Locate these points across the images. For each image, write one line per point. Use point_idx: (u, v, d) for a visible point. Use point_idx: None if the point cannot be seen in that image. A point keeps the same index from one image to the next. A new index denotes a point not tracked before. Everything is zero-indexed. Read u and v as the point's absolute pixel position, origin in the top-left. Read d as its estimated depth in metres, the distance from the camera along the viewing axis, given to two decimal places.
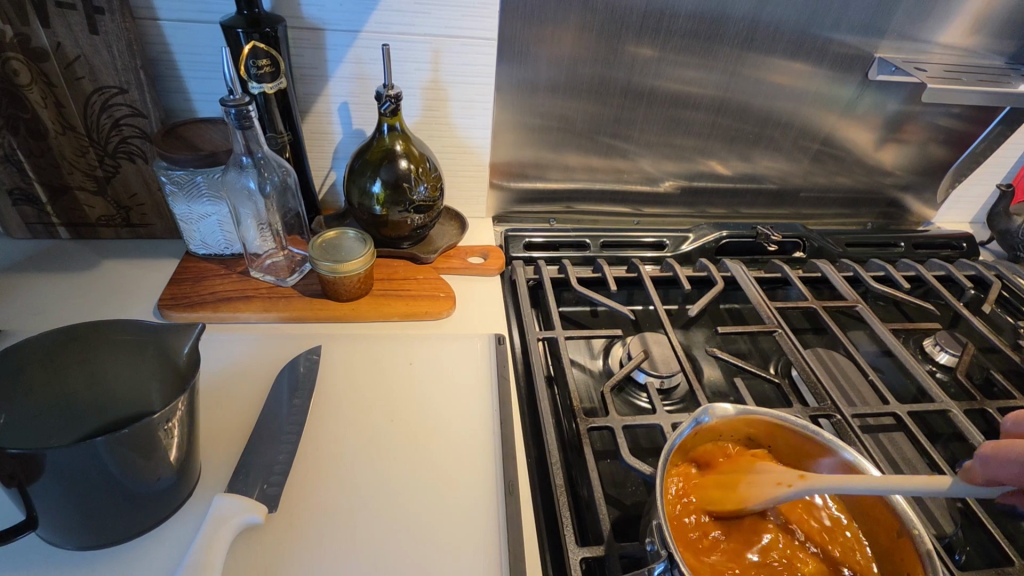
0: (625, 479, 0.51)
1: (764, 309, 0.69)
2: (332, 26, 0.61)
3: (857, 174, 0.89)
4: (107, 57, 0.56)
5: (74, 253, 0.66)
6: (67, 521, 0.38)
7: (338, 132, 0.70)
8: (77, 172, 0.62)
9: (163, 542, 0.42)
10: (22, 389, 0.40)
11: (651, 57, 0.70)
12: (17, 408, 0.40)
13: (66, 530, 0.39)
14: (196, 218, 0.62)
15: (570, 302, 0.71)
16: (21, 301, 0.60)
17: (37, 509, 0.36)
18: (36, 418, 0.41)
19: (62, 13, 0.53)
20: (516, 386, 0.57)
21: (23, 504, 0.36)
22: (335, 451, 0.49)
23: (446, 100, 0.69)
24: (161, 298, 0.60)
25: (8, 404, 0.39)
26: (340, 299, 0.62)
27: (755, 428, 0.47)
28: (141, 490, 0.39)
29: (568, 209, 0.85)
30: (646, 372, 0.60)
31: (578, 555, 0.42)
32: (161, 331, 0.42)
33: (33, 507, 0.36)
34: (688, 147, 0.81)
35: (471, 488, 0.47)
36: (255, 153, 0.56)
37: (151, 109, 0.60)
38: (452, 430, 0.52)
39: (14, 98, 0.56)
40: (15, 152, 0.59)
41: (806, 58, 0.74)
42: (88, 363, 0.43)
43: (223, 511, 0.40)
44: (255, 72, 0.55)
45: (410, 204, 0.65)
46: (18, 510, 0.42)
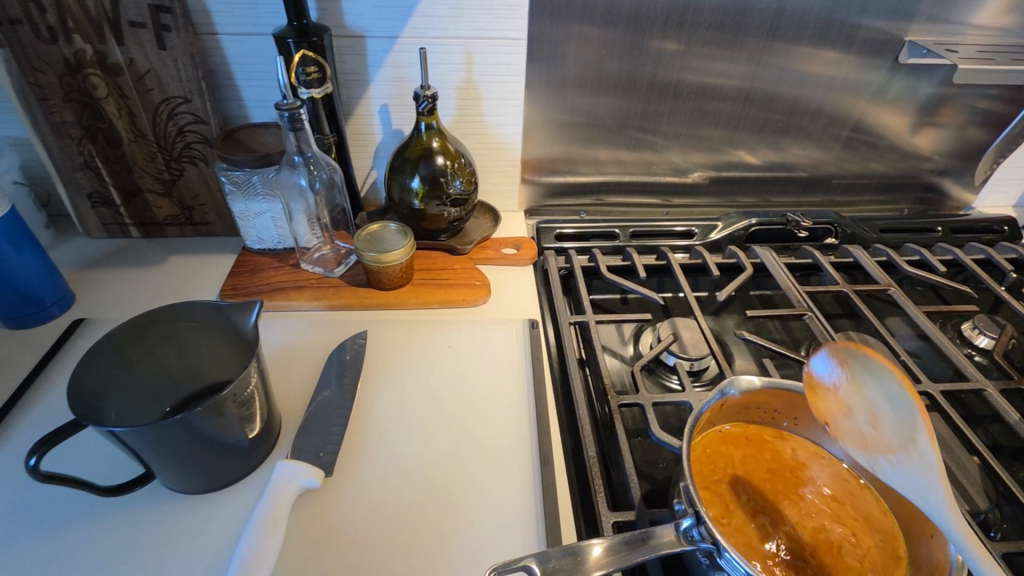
0: (656, 456, 0.54)
1: (793, 292, 0.70)
2: (372, 33, 0.65)
3: (890, 159, 0.88)
4: (174, 71, 0.62)
5: (144, 250, 0.73)
6: (162, 469, 0.43)
7: (379, 132, 0.74)
8: (147, 176, 0.69)
9: (232, 501, 0.46)
10: (122, 370, 0.45)
11: (676, 51, 0.72)
12: (121, 381, 0.45)
13: (160, 476, 0.44)
14: (252, 215, 0.67)
15: (600, 290, 0.73)
16: (102, 293, 0.66)
17: (137, 456, 0.41)
18: (139, 393, 0.47)
19: (134, 32, 0.59)
20: (549, 367, 0.59)
21: (127, 454, 0.41)
22: (382, 424, 0.53)
23: (478, 99, 0.73)
24: (223, 288, 0.65)
25: (113, 387, 0.44)
26: (384, 288, 0.66)
27: (779, 401, 0.47)
28: (217, 446, 0.44)
29: (598, 202, 0.87)
30: (676, 354, 0.63)
31: (610, 520, 0.44)
32: (225, 308, 0.47)
33: (133, 453, 0.41)
34: (716, 138, 0.82)
35: (509, 457, 0.51)
36: (305, 152, 0.61)
37: (212, 116, 0.66)
38: (492, 409, 0.55)
39: (94, 110, 0.63)
40: (93, 159, 0.66)
41: (833, 45, 0.74)
42: (172, 339, 0.48)
43: (287, 474, 0.45)
44: (304, 78, 0.60)
45: (446, 198, 0.69)
46: (102, 457, 0.47)
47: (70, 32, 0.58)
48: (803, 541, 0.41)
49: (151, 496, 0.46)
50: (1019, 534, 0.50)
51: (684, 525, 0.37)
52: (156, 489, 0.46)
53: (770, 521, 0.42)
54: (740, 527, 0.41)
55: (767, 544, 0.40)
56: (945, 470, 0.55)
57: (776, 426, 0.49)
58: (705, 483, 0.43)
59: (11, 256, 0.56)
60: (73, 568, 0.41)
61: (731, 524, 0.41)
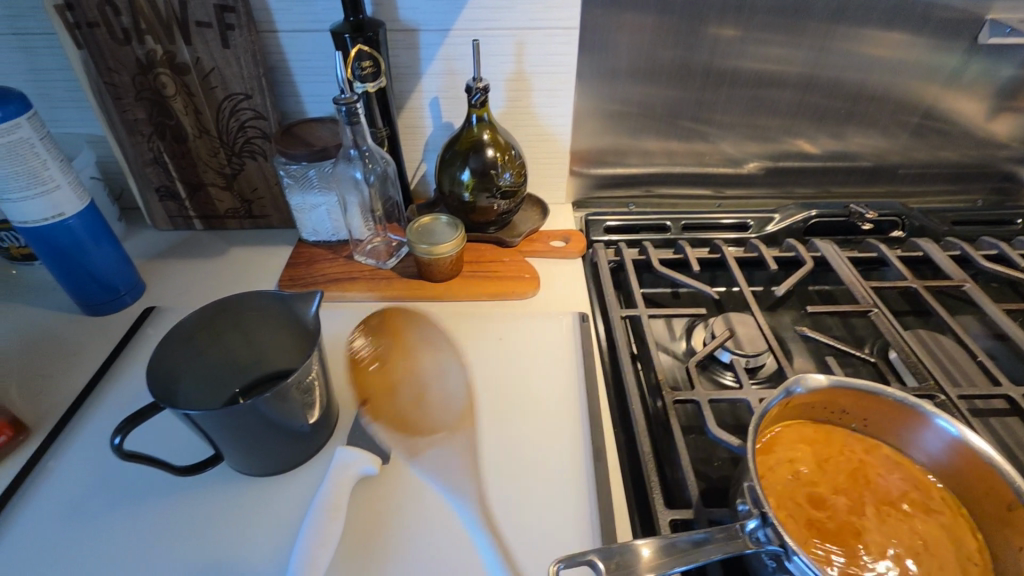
0: (711, 453, 0.52)
1: (857, 287, 0.67)
2: (424, 26, 0.66)
3: (964, 148, 0.83)
4: (236, 68, 0.64)
5: (206, 242, 0.76)
6: (230, 451, 0.45)
7: (429, 125, 0.74)
8: (210, 170, 0.72)
9: (294, 485, 0.48)
10: (193, 356, 0.47)
11: (733, 37, 0.70)
12: (193, 366, 0.47)
13: (228, 458, 0.46)
14: (308, 208, 0.69)
15: (650, 284, 0.72)
16: (169, 283, 0.69)
17: (209, 438, 0.43)
18: (208, 379, 0.49)
19: (200, 31, 0.62)
20: (600, 361, 0.59)
21: (200, 436, 0.43)
22: (435, 415, 0.53)
23: (529, 90, 0.72)
24: (282, 279, 0.68)
25: (185, 373, 0.46)
26: (435, 280, 0.67)
27: (850, 400, 0.44)
28: (281, 430, 0.45)
29: (647, 193, 0.86)
30: (731, 350, 0.61)
31: (667, 517, 0.43)
32: (288, 298, 0.48)
33: (205, 435, 0.43)
34: (774, 127, 0.79)
35: (563, 450, 0.50)
36: (361, 146, 0.62)
37: (271, 111, 0.68)
38: (543, 405, 0.54)
39: (163, 108, 0.66)
40: (162, 154, 0.70)
41: (904, 27, 0.70)
42: (238, 328, 0.50)
43: (345, 461, 0.46)
44: (359, 73, 0.61)
45: (496, 190, 0.69)
46: (173, 438, 0.49)
47: (142, 33, 0.61)
48: (875, 549, 0.38)
49: (219, 478, 0.48)
50: None
51: (750, 526, 0.36)
52: (223, 470, 0.48)
53: (839, 525, 0.39)
54: (812, 531, 0.39)
55: (842, 550, 0.38)
56: None
57: (845, 427, 0.46)
58: (773, 487, 0.41)
59: (90, 247, 0.59)
60: (151, 542, 0.44)
61: (801, 529, 0.39)
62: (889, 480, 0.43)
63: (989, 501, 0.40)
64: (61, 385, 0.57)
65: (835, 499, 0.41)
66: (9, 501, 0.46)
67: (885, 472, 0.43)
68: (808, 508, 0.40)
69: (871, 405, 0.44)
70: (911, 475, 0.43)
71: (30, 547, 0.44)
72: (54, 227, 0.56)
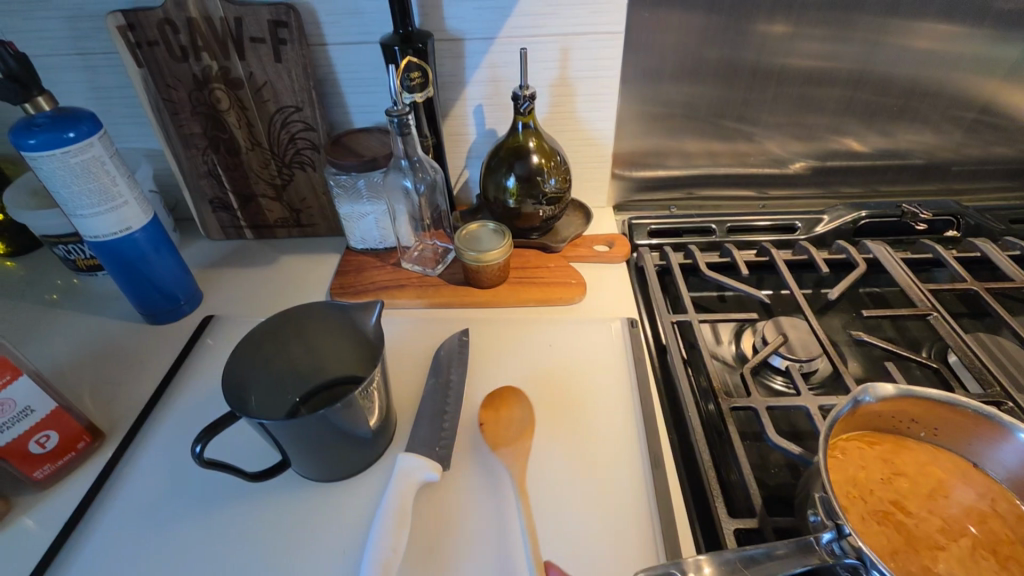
0: (768, 460, 0.52)
1: (913, 290, 0.66)
2: (470, 35, 0.66)
3: (1022, 143, 0.80)
4: (288, 81, 0.66)
5: (257, 251, 0.78)
6: (298, 458, 0.46)
7: (473, 132, 0.75)
8: (261, 181, 0.74)
9: (357, 491, 0.49)
10: (260, 366, 0.49)
11: (782, 34, 0.69)
12: (260, 374, 0.49)
13: (296, 464, 0.47)
14: (356, 217, 0.70)
15: (697, 288, 0.71)
16: (224, 292, 0.71)
17: (280, 446, 0.44)
18: (273, 389, 0.50)
19: (254, 47, 0.63)
20: (652, 367, 0.59)
21: (272, 444, 0.44)
22: (491, 422, 0.54)
23: (572, 95, 0.72)
24: (333, 287, 0.69)
25: (253, 384, 0.48)
26: (483, 286, 0.68)
27: (918, 410, 0.44)
28: (347, 438, 0.46)
29: (689, 196, 0.85)
30: (784, 356, 0.60)
31: (731, 527, 0.43)
32: (349, 308, 0.50)
33: (276, 443, 0.44)
34: (820, 125, 0.77)
35: (621, 456, 0.51)
36: (412, 157, 0.63)
37: (320, 123, 0.69)
38: (599, 411, 0.55)
39: (217, 122, 0.68)
40: (216, 167, 0.72)
41: (960, 19, 0.68)
42: (301, 338, 0.51)
43: (407, 468, 0.47)
44: (408, 84, 0.62)
45: (541, 196, 0.69)
46: (241, 446, 0.51)
47: (199, 51, 0.63)
48: (956, 563, 0.38)
49: (286, 484, 0.49)
50: None
51: (824, 538, 0.36)
52: (288, 476, 0.50)
53: (916, 538, 0.39)
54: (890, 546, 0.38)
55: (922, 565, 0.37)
56: None
57: (912, 436, 0.45)
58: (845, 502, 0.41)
59: (154, 257, 0.61)
60: (226, 545, 0.45)
61: (878, 543, 0.39)
62: (962, 491, 0.42)
63: None
64: (131, 391, 0.59)
65: (909, 513, 0.40)
66: (89, 505, 0.48)
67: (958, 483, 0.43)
68: (883, 522, 0.40)
69: (941, 415, 0.43)
70: (985, 485, 0.42)
71: (112, 550, 0.46)
72: (122, 240, 0.58)
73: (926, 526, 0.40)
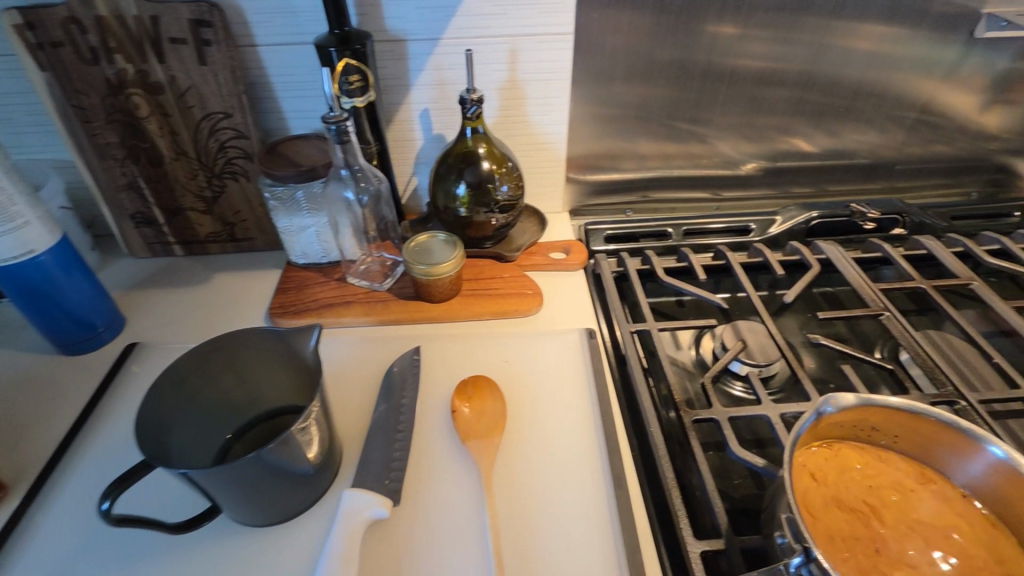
0: (733, 471, 0.51)
1: (866, 290, 0.66)
2: (413, 35, 0.63)
3: (959, 141, 0.82)
4: (214, 86, 0.61)
5: (188, 269, 0.72)
6: (230, 504, 0.42)
7: (420, 138, 0.71)
8: (189, 194, 0.68)
9: (298, 534, 0.45)
10: (186, 403, 0.44)
11: (732, 35, 0.68)
12: (185, 412, 0.44)
13: (227, 510, 0.43)
14: (296, 230, 0.66)
15: (655, 293, 0.70)
16: (151, 315, 0.65)
17: (207, 493, 0.40)
18: (200, 427, 0.45)
19: (175, 48, 0.58)
20: (613, 380, 0.57)
21: (199, 492, 0.40)
22: (447, 448, 0.51)
23: (523, 98, 0.70)
24: (272, 307, 0.64)
25: (177, 424, 0.43)
26: (434, 300, 0.64)
27: (882, 419, 0.43)
28: (284, 477, 0.42)
29: (644, 199, 0.84)
30: (743, 361, 0.59)
31: (697, 549, 0.41)
32: (286, 335, 0.45)
33: (202, 490, 0.40)
34: (771, 126, 0.78)
35: (581, 472, 0.49)
36: (353, 166, 0.59)
37: (253, 130, 0.64)
38: (558, 427, 0.52)
39: (136, 130, 0.62)
40: (137, 179, 0.66)
41: (902, 21, 0.69)
42: (232, 368, 0.46)
43: (354, 506, 0.43)
44: (346, 88, 0.58)
45: (494, 204, 0.67)
46: (168, 488, 0.46)
47: (112, 52, 0.58)
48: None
49: (218, 530, 0.45)
50: None
51: (793, 563, 0.34)
52: (221, 522, 0.45)
53: (880, 555, 0.38)
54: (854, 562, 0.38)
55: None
56: None
57: (874, 445, 0.45)
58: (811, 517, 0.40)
59: (64, 281, 0.55)
60: None
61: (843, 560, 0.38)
62: (923, 499, 0.42)
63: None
64: (40, 433, 0.53)
65: (873, 524, 0.40)
66: None
67: (919, 491, 0.42)
68: (847, 538, 0.39)
69: (905, 425, 0.43)
70: (947, 492, 0.42)
71: None
72: (24, 265, 0.52)
73: (891, 538, 0.39)
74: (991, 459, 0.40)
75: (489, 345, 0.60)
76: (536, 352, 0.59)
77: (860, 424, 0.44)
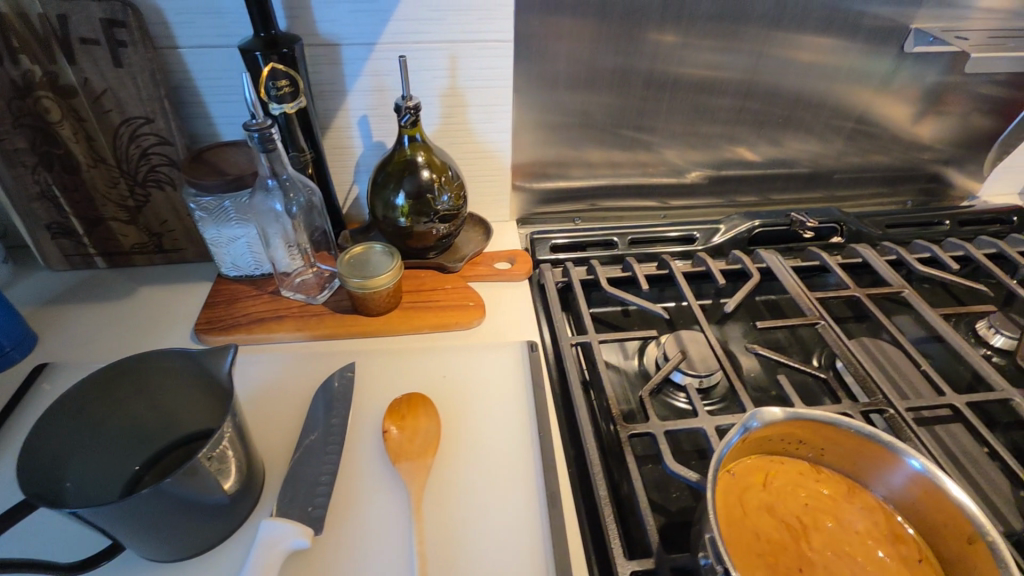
0: (670, 484, 0.51)
1: (803, 299, 0.67)
2: (347, 39, 0.61)
3: (894, 151, 0.85)
4: (133, 90, 0.57)
5: (112, 282, 0.68)
6: (134, 541, 0.39)
7: (359, 145, 0.69)
8: (110, 203, 0.64)
9: (214, 567, 0.42)
10: (87, 432, 0.41)
11: (673, 44, 0.68)
12: (85, 445, 0.41)
13: (132, 547, 0.40)
14: (226, 241, 0.63)
15: (600, 303, 0.69)
16: (68, 332, 0.61)
17: (105, 531, 0.37)
18: (106, 456, 0.42)
19: (87, 49, 0.54)
20: (552, 393, 0.56)
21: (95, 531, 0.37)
22: (377, 470, 0.49)
23: (465, 106, 0.68)
24: (197, 323, 0.61)
25: (76, 455, 0.40)
26: (371, 314, 0.62)
27: (809, 433, 0.43)
28: (195, 509, 0.40)
29: (592, 207, 0.83)
30: (684, 371, 0.59)
31: (627, 569, 0.41)
32: (197, 356, 0.43)
33: (100, 529, 0.37)
34: (715, 135, 0.78)
35: (513, 491, 0.47)
36: (280, 175, 0.56)
37: (177, 136, 0.61)
38: (493, 444, 0.51)
39: (47, 136, 0.58)
40: (50, 187, 0.61)
41: (837, 34, 0.71)
42: (141, 392, 0.43)
43: (271, 536, 0.40)
44: (274, 93, 0.56)
45: (434, 214, 0.65)
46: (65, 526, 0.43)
47: (16, 52, 0.53)
48: None
49: (125, 566, 0.42)
50: None
51: None
52: (130, 557, 0.42)
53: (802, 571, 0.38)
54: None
55: None
56: (973, 486, 0.52)
57: (801, 458, 0.45)
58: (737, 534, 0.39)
59: None
60: None
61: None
62: (846, 512, 0.42)
63: (945, 531, 0.39)
64: None
65: (796, 539, 0.40)
66: None
67: (842, 504, 0.43)
68: (771, 554, 0.39)
69: (831, 438, 0.43)
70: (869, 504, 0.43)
71: None
72: None
73: (813, 554, 0.39)
74: (910, 471, 0.41)
75: (425, 360, 0.59)
76: (474, 366, 0.58)
77: (788, 438, 0.44)
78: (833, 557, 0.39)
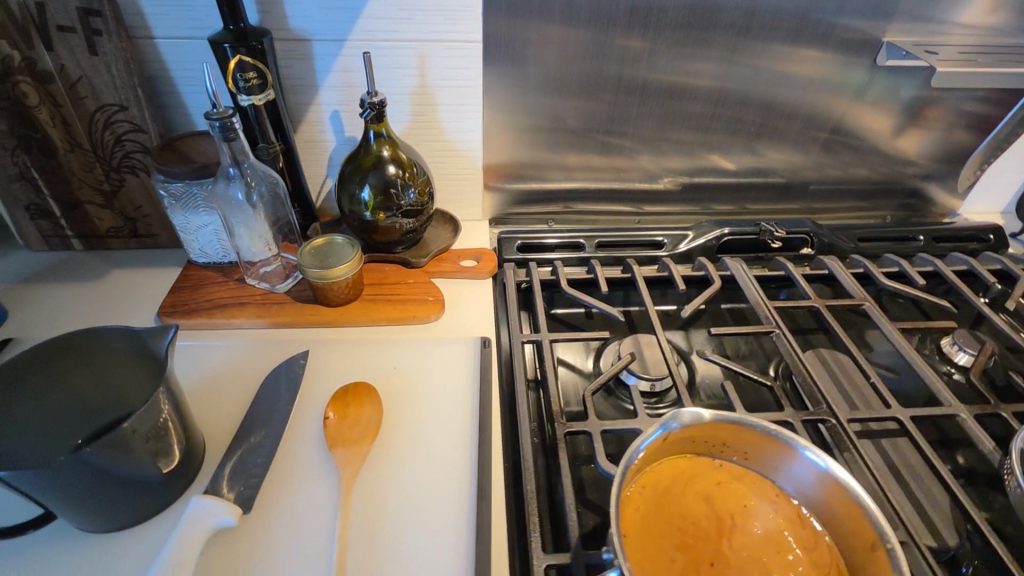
0: (605, 483, 0.51)
1: (762, 308, 0.67)
2: (317, 35, 0.62)
3: (872, 164, 0.84)
4: (108, 77, 0.59)
5: (87, 264, 0.70)
6: (67, 511, 0.40)
7: (331, 139, 0.71)
8: (86, 186, 0.66)
9: (144, 540, 0.43)
10: (24, 398, 0.43)
11: (643, 49, 0.69)
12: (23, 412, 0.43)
13: (65, 517, 0.41)
14: (194, 229, 0.64)
15: (561, 304, 0.70)
16: (38, 310, 0.63)
17: (37, 500, 0.38)
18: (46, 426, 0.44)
19: (63, 36, 0.56)
20: (498, 388, 0.56)
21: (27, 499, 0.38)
22: (314, 454, 0.50)
23: (435, 105, 0.69)
24: (162, 306, 0.62)
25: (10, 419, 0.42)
26: (330, 304, 0.63)
27: (730, 434, 0.44)
28: (128, 483, 0.41)
29: (566, 210, 0.84)
30: (635, 374, 0.59)
31: (543, 562, 0.41)
32: (139, 333, 0.44)
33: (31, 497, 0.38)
34: (688, 141, 0.79)
35: (445, 482, 0.48)
36: (241, 163, 0.58)
37: (151, 124, 0.63)
38: (431, 436, 0.52)
39: (25, 120, 0.60)
40: (28, 169, 0.63)
41: (810, 44, 0.71)
42: (85, 367, 0.45)
43: (199, 512, 0.41)
44: (242, 85, 0.57)
45: (398, 209, 0.66)
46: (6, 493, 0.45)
47: None
48: None
49: (59, 535, 0.43)
50: (991, 571, 0.46)
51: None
52: (65, 527, 0.44)
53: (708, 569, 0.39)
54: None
55: None
56: (913, 501, 0.51)
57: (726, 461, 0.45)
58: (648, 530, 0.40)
59: None
60: None
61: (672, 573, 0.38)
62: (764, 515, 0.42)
63: (856, 536, 0.39)
64: None
65: (709, 538, 0.40)
66: None
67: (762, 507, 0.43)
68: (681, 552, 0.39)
69: (751, 440, 0.43)
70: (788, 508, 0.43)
71: None
72: None
73: (723, 553, 0.40)
74: (824, 474, 0.41)
75: (377, 351, 0.60)
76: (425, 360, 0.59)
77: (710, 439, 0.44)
78: (742, 557, 0.40)
